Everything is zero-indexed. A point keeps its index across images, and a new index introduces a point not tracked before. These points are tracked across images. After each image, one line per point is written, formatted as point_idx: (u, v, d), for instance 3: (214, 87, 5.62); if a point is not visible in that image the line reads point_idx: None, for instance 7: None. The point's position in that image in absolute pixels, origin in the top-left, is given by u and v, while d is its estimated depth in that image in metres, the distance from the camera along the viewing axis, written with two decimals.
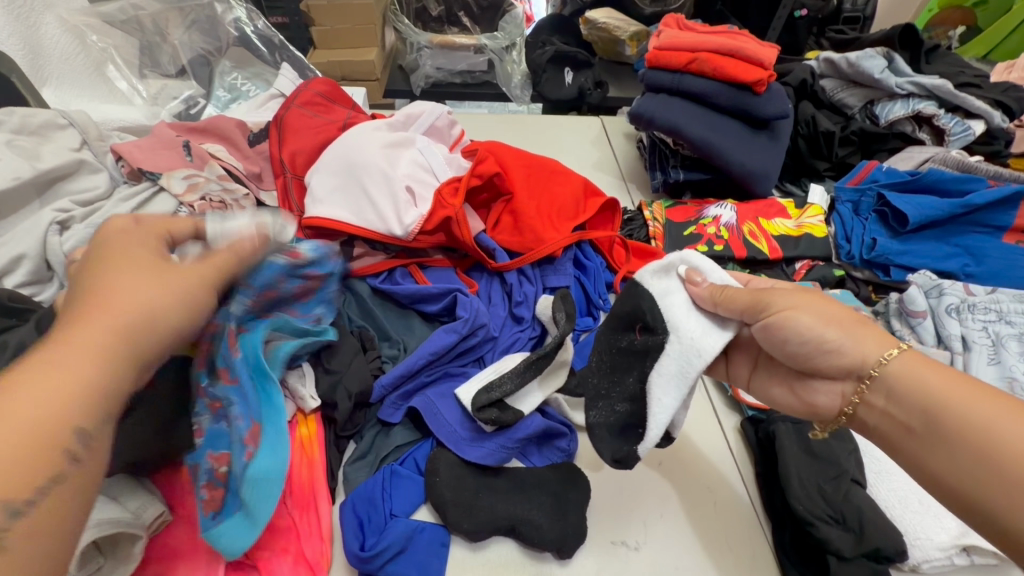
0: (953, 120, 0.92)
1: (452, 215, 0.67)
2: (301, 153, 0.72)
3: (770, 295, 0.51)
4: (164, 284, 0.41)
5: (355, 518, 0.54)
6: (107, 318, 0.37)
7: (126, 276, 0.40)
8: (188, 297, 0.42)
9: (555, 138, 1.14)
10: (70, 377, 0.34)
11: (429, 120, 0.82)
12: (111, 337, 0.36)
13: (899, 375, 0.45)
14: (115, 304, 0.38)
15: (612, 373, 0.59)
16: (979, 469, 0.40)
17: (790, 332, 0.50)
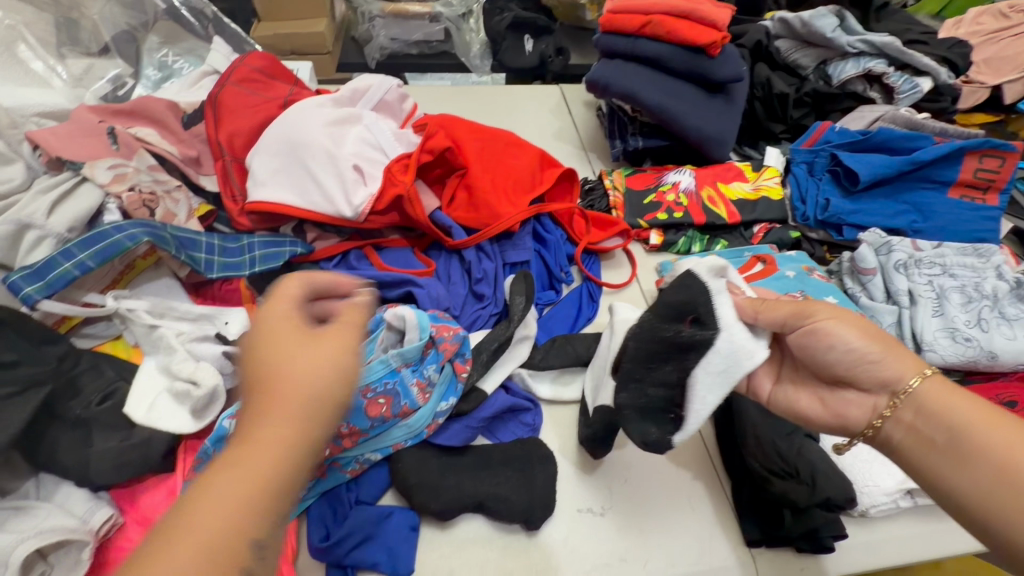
0: (902, 78, 0.93)
1: (403, 192, 0.65)
2: (239, 134, 0.68)
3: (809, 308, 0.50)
4: (323, 357, 0.37)
5: (321, 508, 0.54)
6: (279, 407, 0.34)
7: (293, 359, 0.36)
8: (340, 365, 0.37)
9: (515, 109, 1.11)
10: (242, 486, 0.32)
11: (378, 94, 0.79)
12: (279, 424, 0.34)
13: (932, 397, 0.44)
14: (292, 382, 0.35)
15: (647, 358, 0.54)
16: (1002, 490, 0.39)
17: (824, 345, 0.49)
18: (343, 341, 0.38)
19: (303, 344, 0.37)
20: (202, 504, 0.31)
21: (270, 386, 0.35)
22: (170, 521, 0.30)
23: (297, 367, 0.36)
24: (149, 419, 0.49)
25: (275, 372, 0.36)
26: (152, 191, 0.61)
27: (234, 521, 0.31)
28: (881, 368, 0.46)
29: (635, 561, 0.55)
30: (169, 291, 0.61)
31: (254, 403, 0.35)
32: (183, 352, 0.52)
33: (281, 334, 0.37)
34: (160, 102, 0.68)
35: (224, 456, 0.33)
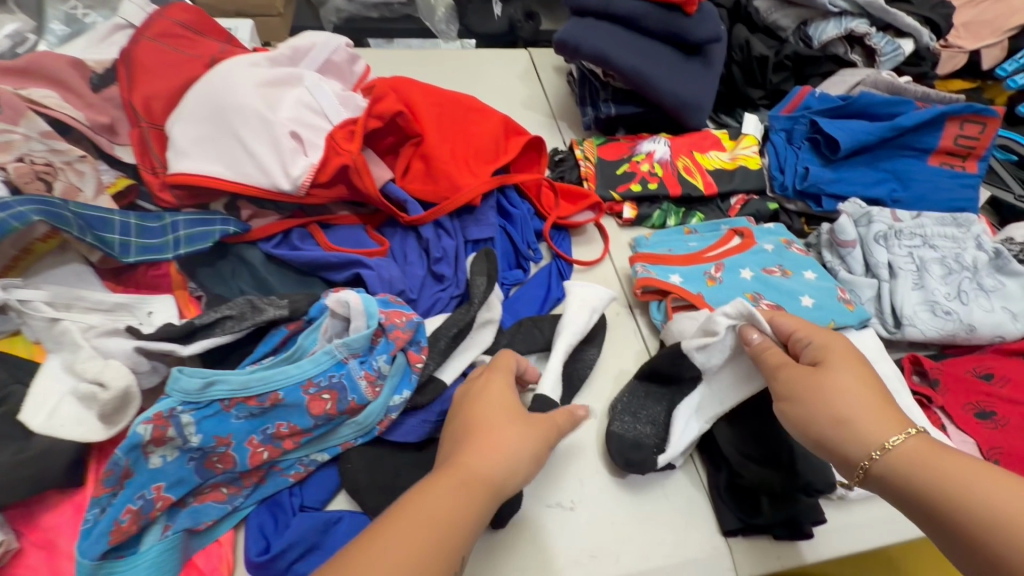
0: (884, 39, 0.90)
1: (349, 162, 0.58)
2: (158, 97, 0.59)
3: (781, 372, 0.49)
4: (529, 429, 0.45)
5: (261, 516, 0.48)
6: (490, 455, 0.43)
7: (506, 424, 0.45)
8: (537, 445, 0.45)
9: (480, 74, 1.03)
10: (456, 510, 0.39)
11: (323, 54, 0.70)
12: (489, 473, 0.42)
13: (899, 465, 0.42)
14: (506, 438, 0.44)
15: (646, 396, 0.59)
16: (976, 549, 0.38)
17: (796, 410, 0.47)
18: (544, 419, 0.47)
19: (513, 416, 0.46)
20: (431, 503, 0.39)
21: (490, 437, 0.44)
22: (407, 504, 0.39)
23: (514, 426, 0.45)
24: (50, 427, 0.43)
25: (492, 427, 0.45)
26: (47, 162, 0.53)
27: (450, 527, 0.38)
28: (852, 443, 0.44)
29: (606, 557, 0.51)
30: (79, 279, 0.54)
31: (473, 440, 0.44)
32: (89, 349, 0.46)
33: (506, 400, 0.47)
34: (61, 58, 0.59)
35: (446, 468, 0.41)
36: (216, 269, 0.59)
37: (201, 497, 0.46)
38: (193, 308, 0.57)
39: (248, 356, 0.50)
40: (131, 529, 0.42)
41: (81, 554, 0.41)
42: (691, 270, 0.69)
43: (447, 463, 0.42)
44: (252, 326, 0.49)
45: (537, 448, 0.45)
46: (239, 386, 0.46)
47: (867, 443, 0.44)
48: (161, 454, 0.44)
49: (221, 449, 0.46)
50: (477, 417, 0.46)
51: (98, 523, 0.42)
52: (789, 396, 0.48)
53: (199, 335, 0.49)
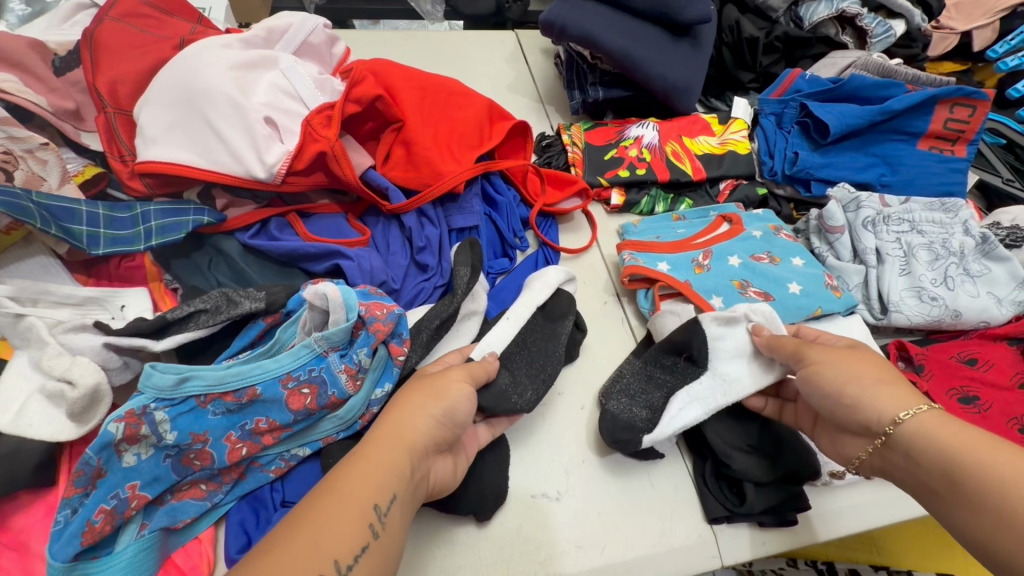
0: (876, 20, 0.88)
1: (326, 148, 0.56)
2: (124, 81, 0.57)
3: (807, 349, 0.50)
4: (438, 388, 0.45)
5: (241, 512, 0.48)
6: (394, 420, 0.42)
7: (413, 391, 0.45)
8: (450, 398, 0.45)
9: (466, 57, 1.00)
10: (364, 474, 0.38)
11: (300, 35, 0.67)
12: (397, 434, 0.41)
13: (920, 431, 0.41)
14: (418, 407, 0.43)
15: (648, 380, 0.58)
16: (988, 517, 0.36)
17: (819, 382, 0.47)
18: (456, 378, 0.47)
19: (425, 387, 0.45)
20: (345, 482, 0.38)
21: (402, 409, 0.43)
22: (322, 490, 0.37)
23: (423, 394, 0.44)
24: (17, 427, 0.42)
25: (403, 402, 0.44)
26: (6, 150, 0.50)
27: (355, 494, 0.37)
28: (872, 411, 0.44)
29: (593, 547, 0.51)
30: (46, 272, 0.52)
31: (386, 419, 0.43)
32: (56, 347, 0.44)
33: (417, 381, 0.46)
34: (18, 40, 0.56)
35: (360, 449, 0.40)
36: (192, 260, 0.57)
37: (180, 495, 0.45)
38: (169, 302, 0.56)
39: (225, 350, 0.49)
40: (105, 530, 0.41)
41: (52, 557, 0.40)
42: (679, 258, 0.68)
43: (362, 444, 0.41)
44: (227, 319, 0.48)
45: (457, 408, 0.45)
46: (215, 381, 0.45)
47: (889, 411, 0.43)
48: (134, 451, 0.43)
49: (198, 446, 0.45)
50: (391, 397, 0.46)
51: (68, 525, 0.40)
52: (814, 367, 0.48)
53: (171, 329, 0.48)
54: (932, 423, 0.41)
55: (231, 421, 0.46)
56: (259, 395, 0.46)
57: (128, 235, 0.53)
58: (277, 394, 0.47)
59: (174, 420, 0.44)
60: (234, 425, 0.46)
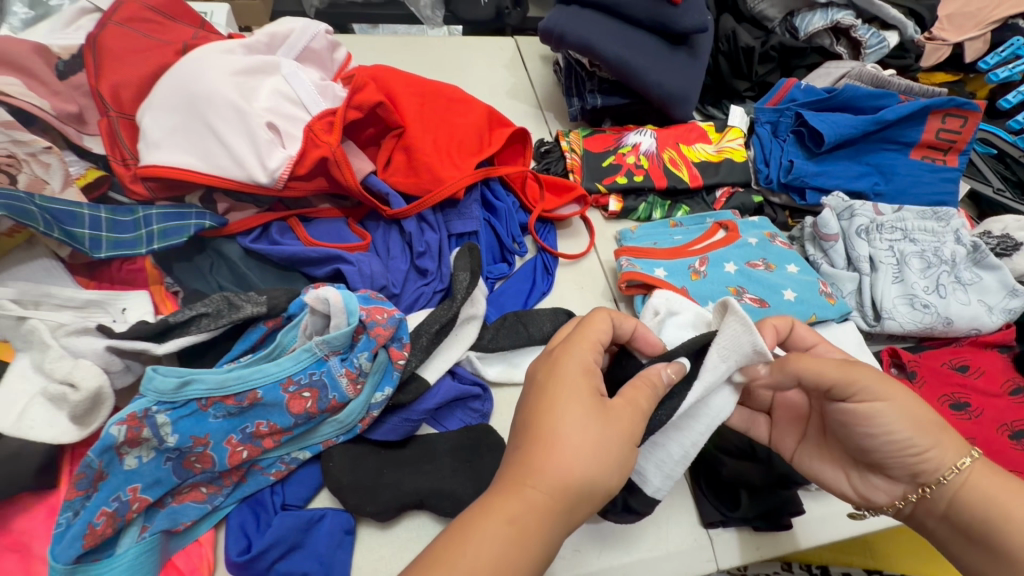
0: (869, 32, 0.91)
1: (328, 154, 0.57)
2: (126, 85, 0.57)
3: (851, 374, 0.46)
4: (595, 438, 0.38)
5: (241, 515, 0.48)
6: (540, 449, 0.38)
7: (569, 394, 0.40)
8: (604, 458, 0.38)
9: (466, 64, 1.01)
10: (498, 522, 0.35)
11: (302, 41, 0.68)
12: (543, 446, 0.38)
13: (970, 483, 0.43)
14: (558, 456, 0.37)
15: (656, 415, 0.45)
16: None
17: (863, 424, 0.46)
18: (590, 467, 0.37)
19: (599, 409, 0.40)
20: (471, 544, 0.34)
21: (566, 430, 0.38)
22: (449, 542, 0.34)
23: (552, 511, 0.36)
24: (18, 429, 0.42)
25: (553, 422, 0.39)
26: (10, 154, 0.50)
27: (500, 541, 0.34)
28: (927, 462, 0.45)
29: (591, 550, 0.52)
30: (49, 275, 0.52)
31: (531, 448, 0.38)
32: (58, 349, 0.44)
33: (579, 386, 0.41)
34: (23, 43, 0.57)
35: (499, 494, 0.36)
36: (194, 264, 0.58)
37: (180, 498, 0.46)
38: (170, 305, 0.56)
39: (227, 354, 0.50)
40: (106, 532, 0.41)
41: (54, 558, 0.40)
42: (675, 264, 0.69)
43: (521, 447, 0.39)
44: (229, 323, 0.48)
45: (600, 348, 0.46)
46: (216, 385, 0.45)
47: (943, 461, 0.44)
48: (136, 454, 0.43)
49: (199, 449, 0.45)
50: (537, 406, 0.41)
51: (70, 527, 0.41)
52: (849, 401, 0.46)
53: (173, 333, 0.48)
54: (985, 475, 0.44)
55: (231, 425, 0.46)
56: (262, 400, 0.47)
57: (131, 239, 0.54)
58: (279, 398, 0.47)
59: (175, 424, 0.44)
60: (233, 429, 0.46)
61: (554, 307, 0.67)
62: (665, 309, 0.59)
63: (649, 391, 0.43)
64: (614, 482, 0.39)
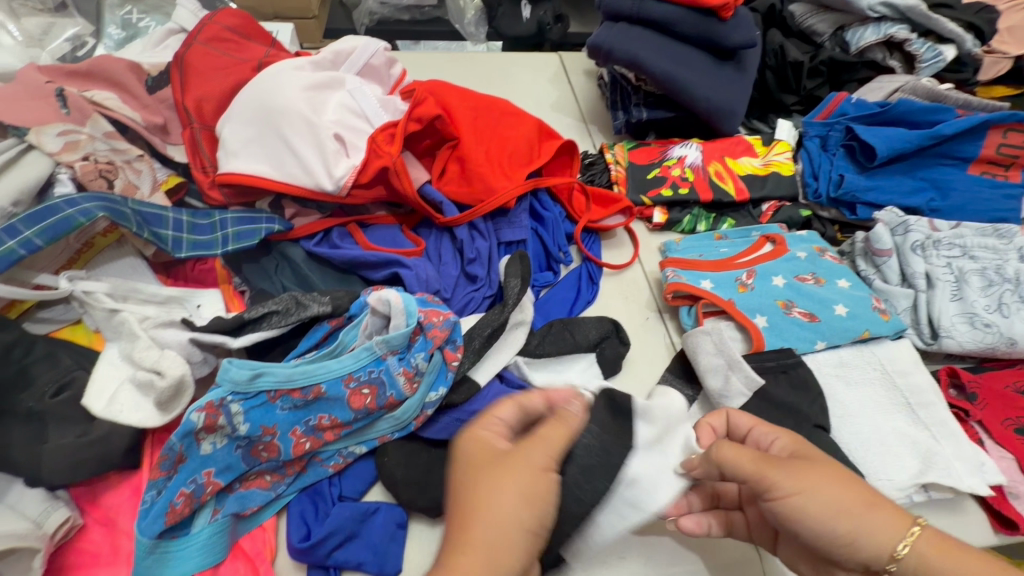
0: (925, 46, 0.87)
1: (389, 164, 0.60)
2: (209, 98, 0.62)
3: (769, 476, 0.45)
4: (502, 505, 0.38)
5: (302, 503, 0.50)
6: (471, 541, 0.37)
7: (484, 480, 0.40)
8: (520, 523, 0.39)
9: (512, 78, 1.04)
10: None
11: (363, 58, 0.72)
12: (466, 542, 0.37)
13: (919, 561, 0.41)
14: (478, 537, 0.38)
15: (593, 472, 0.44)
16: None
17: (800, 524, 0.44)
18: (494, 535, 0.38)
19: (486, 475, 0.40)
20: None
21: (475, 494, 0.39)
22: None
23: (475, 568, 0.36)
24: (110, 412, 0.45)
25: (472, 505, 0.39)
26: (109, 161, 0.55)
27: None
28: (869, 549, 0.43)
29: (636, 559, 0.52)
30: (134, 272, 0.56)
31: (457, 529, 0.38)
32: (147, 340, 0.48)
33: (488, 459, 0.41)
34: (119, 61, 0.62)
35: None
36: (261, 265, 0.61)
37: (248, 483, 0.48)
38: (238, 304, 0.58)
39: (293, 350, 0.52)
40: (184, 512, 0.44)
41: (141, 533, 0.43)
42: (722, 276, 0.69)
43: (446, 537, 0.39)
44: (297, 321, 0.51)
45: (509, 428, 0.45)
46: (284, 379, 0.48)
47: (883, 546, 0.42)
48: (211, 441, 0.46)
49: (267, 439, 0.48)
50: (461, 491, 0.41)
51: (154, 504, 0.44)
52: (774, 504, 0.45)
53: (247, 328, 0.51)
54: (930, 545, 0.42)
55: (297, 417, 0.49)
56: (325, 394, 0.49)
57: (209, 241, 0.57)
58: (341, 393, 0.49)
59: (244, 414, 0.47)
60: (298, 421, 0.49)
61: (599, 316, 0.68)
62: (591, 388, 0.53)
63: (559, 428, 0.44)
64: (533, 513, 0.39)
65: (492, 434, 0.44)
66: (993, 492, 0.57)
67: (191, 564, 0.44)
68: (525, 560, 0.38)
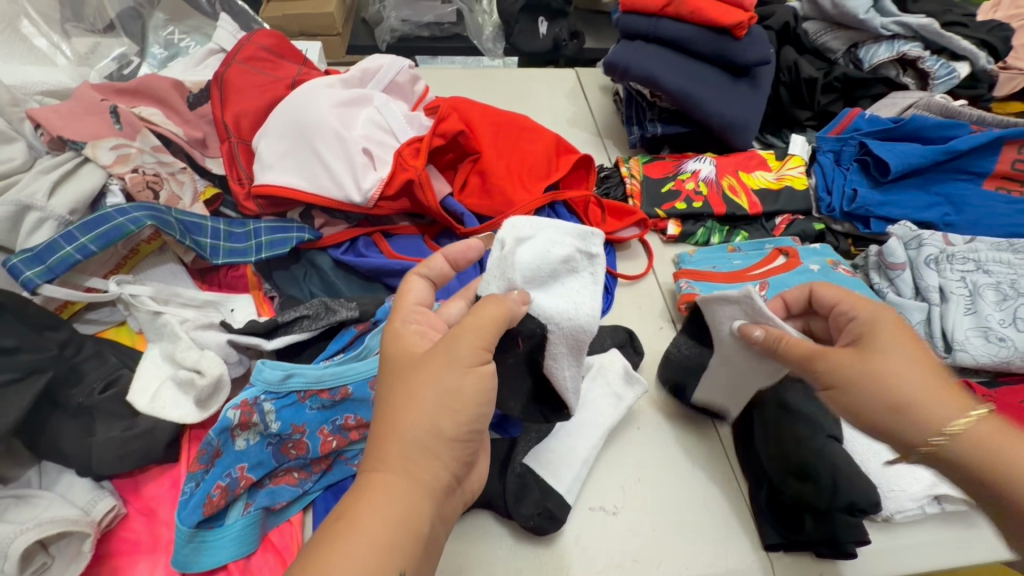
0: (938, 63, 0.88)
1: (414, 177, 0.63)
2: (246, 114, 0.66)
3: (838, 366, 0.46)
4: (420, 397, 0.38)
5: (327, 501, 0.52)
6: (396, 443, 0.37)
7: (406, 381, 0.39)
8: (437, 417, 0.37)
9: (529, 94, 1.07)
10: (359, 535, 0.34)
11: (389, 75, 0.75)
12: (390, 443, 0.37)
13: (970, 438, 0.41)
14: (400, 432, 0.37)
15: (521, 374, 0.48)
16: None
17: (867, 396, 0.44)
18: (415, 433, 0.37)
19: (412, 370, 0.39)
20: (331, 564, 0.32)
21: (390, 411, 0.38)
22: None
23: (393, 487, 0.36)
24: (153, 409, 0.48)
25: (397, 397, 0.38)
26: (156, 173, 0.59)
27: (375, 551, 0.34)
28: (927, 419, 0.42)
29: (648, 561, 0.53)
30: (175, 277, 0.60)
31: (380, 431, 0.38)
32: (188, 341, 0.51)
33: (412, 352, 0.41)
34: (164, 80, 0.66)
35: (345, 510, 0.35)
36: (290, 272, 0.63)
37: (277, 480, 0.50)
38: (267, 310, 0.61)
39: (322, 352, 0.55)
40: (220, 503, 0.47)
41: (181, 522, 0.46)
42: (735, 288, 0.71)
43: (366, 454, 0.38)
44: (327, 324, 0.54)
45: (424, 304, 0.46)
46: (314, 379, 0.50)
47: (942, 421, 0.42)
48: (245, 437, 0.49)
49: (297, 436, 0.50)
50: (385, 389, 0.40)
51: (193, 495, 0.47)
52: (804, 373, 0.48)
53: (280, 331, 0.55)
54: (991, 428, 0.41)
55: (325, 416, 0.51)
56: (352, 394, 0.51)
57: (245, 247, 0.61)
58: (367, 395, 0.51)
59: (274, 410, 0.49)
60: (325, 420, 0.51)
61: (614, 325, 0.70)
62: (511, 237, 0.45)
63: (496, 310, 0.40)
64: (456, 423, 0.38)
65: (419, 320, 0.45)
66: None
67: (224, 554, 0.46)
68: (449, 467, 0.39)
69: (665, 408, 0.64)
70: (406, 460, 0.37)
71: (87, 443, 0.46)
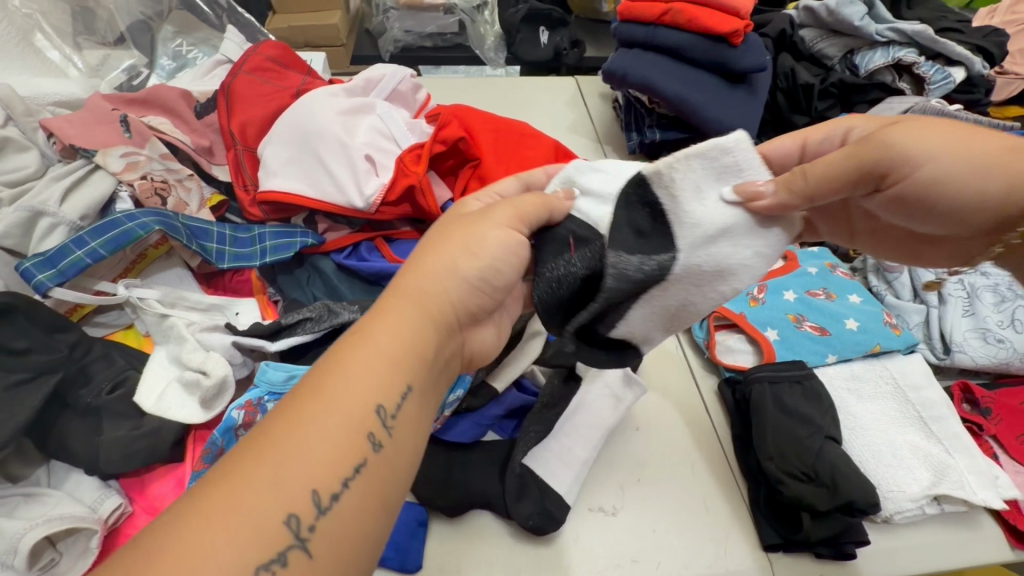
0: (933, 68, 0.90)
1: (416, 182, 0.64)
2: (251, 123, 0.68)
3: (897, 141, 0.40)
4: (447, 248, 0.42)
5: None
6: (419, 283, 0.40)
7: (449, 238, 0.43)
8: (455, 264, 0.41)
9: (530, 101, 1.09)
10: (368, 355, 0.35)
11: (391, 84, 0.76)
12: (416, 283, 0.40)
13: None
14: (427, 273, 0.40)
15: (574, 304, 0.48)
16: None
17: (941, 179, 0.40)
18: (435, 279, 0.40)
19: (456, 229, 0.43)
20: (339, 376, 0.34)
21: (419, 260, 0.42)
22: (307, 384, 0.34)
23: (407, 315, 0.38)
24: (159, 408, 0.49)
25: (433, 249, 0.42)
26: (163, 179, 0.61)
27: (376, 371, 0.35)
28: None
29: (647, 561, 0.53)
30: (181, 281, 0.61)
31: (409, 271, 0.41)
32: (194, 342, 0.53)
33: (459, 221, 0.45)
34: (172, 90, 0.68)
35: (362, 324, 0.37)
36: (294, 276, 0.65)
37: None
38: (272, 313, 0.62)
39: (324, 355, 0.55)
40: None
41: None
42: None
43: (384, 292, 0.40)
44: (329, 326, 0.55)
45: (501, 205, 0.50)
46: None
47: None
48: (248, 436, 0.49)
49: None
50: (425, 244, 0.43)
51: None
52: (957, 177, 0.40)
53: (283, 333, 0.56)
54: None
55: None
56: None
57: (249, 251, 0.62)
58: None
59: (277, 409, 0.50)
60: None
61: None
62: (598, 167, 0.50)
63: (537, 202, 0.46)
64: (473, 267, 0.42)
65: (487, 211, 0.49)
66: (1008, 506, 0.57)
67: None
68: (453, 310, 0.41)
69: (665, 411, 0.64)
70: (423, 301, 0.39)
71: (95, 442, 0.47)
